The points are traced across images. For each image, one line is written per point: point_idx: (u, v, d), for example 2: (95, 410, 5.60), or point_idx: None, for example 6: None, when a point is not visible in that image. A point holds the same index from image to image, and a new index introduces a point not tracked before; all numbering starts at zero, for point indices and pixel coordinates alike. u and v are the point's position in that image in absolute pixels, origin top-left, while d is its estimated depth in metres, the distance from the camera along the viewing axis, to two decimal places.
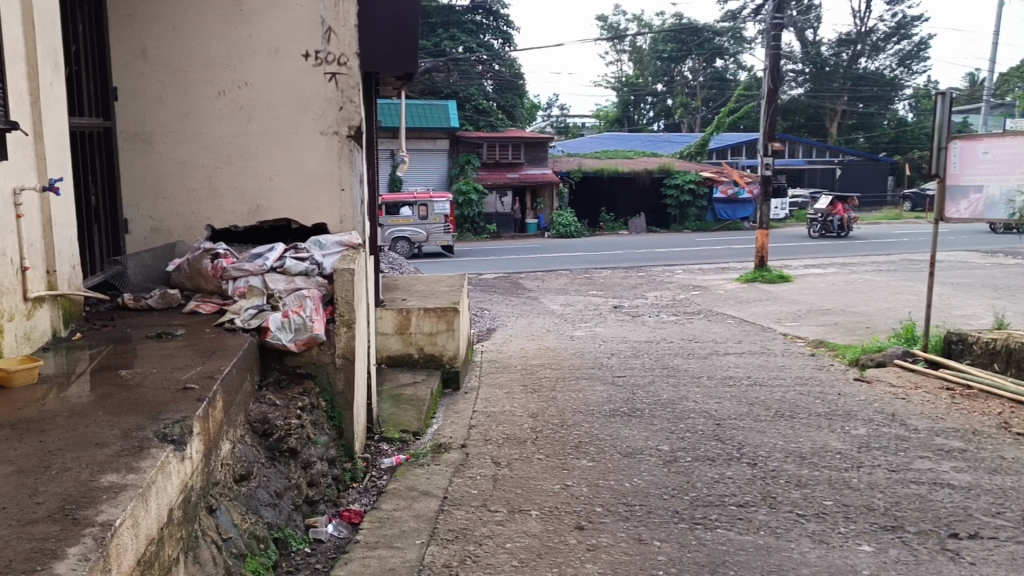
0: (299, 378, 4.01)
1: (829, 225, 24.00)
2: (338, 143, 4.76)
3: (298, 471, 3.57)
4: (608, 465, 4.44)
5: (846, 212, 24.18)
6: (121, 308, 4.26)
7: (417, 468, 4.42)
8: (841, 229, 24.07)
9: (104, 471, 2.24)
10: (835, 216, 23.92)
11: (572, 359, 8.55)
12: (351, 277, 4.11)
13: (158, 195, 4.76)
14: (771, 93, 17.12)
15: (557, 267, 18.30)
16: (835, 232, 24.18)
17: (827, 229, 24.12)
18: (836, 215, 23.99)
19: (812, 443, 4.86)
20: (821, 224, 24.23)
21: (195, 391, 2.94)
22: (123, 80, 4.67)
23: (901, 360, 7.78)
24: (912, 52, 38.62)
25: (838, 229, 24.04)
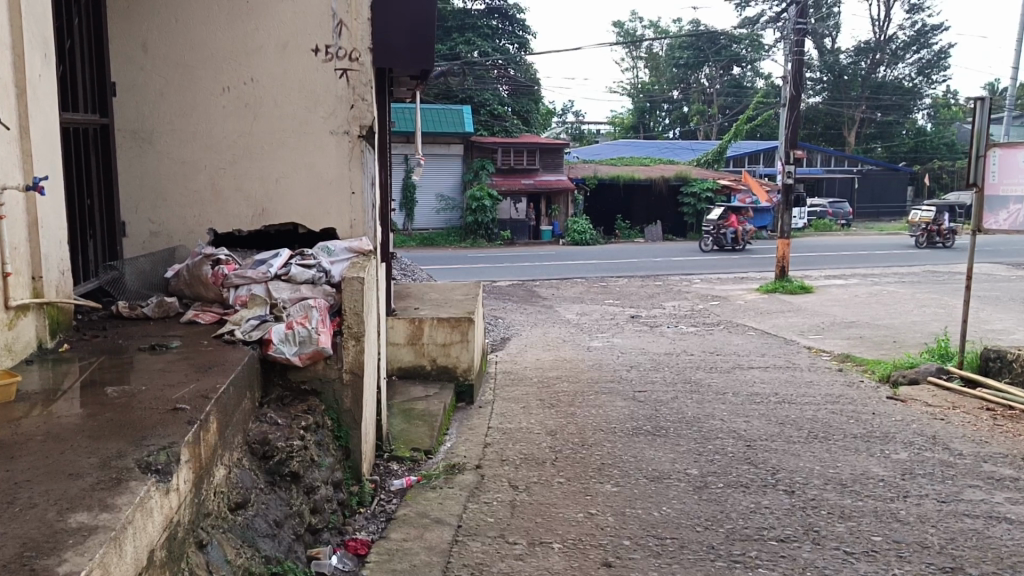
0: (303, 395, 3.73)
1: (723, 238, 22.29)
2: (350, 143, 4.49)
3: (300, 497, 3.29)
4: (634, 491, 4.12)
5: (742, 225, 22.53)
6: (115, 317, 4.00)
7: (430, 491, 4.13)
8: (735, 242, 22.42)
9: (73, 509, 1.96)
10: (728, 229, 22.26)
11: (589, 372, 8.24)
12: (360, 286, 3.82)
13: (158, 196, 4.49)
14: (793, 100, 16.73)
15: (573, 275, 17.98)
16: (728, 246, 22.52)
17: (721, 242, 22.42)
18: (731, 228, 22.34)
19: (851, 469, 4.53)
20: (714, 237, 22.48)
21: (187, 412, 2.65)
22: (122, 74, 4.41)
23: (935, 377, 7.43)
24: (932, 61, 37.96)
25: (732, 242, 22.36)
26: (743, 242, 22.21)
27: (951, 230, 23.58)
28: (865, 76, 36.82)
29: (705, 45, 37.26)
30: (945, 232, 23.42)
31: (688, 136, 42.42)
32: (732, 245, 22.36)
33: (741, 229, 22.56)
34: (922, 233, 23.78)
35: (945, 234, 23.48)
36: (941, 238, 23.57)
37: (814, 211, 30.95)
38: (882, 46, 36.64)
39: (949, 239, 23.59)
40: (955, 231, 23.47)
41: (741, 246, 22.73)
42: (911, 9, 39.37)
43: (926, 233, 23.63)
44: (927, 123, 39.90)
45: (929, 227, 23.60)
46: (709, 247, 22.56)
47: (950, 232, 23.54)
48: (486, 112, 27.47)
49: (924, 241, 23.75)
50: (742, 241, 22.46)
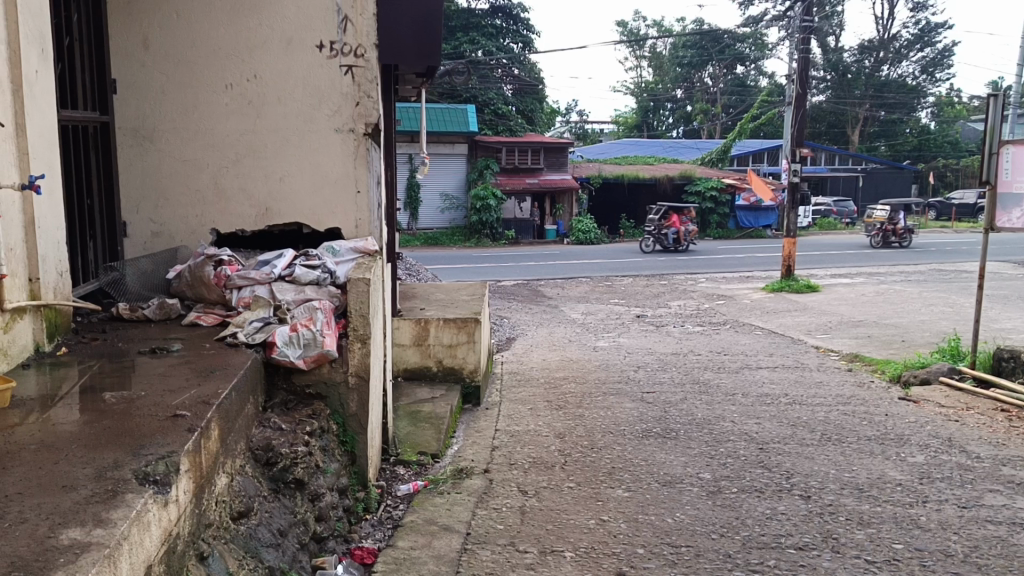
0: (308, 400, 3.65)
1: (663, 239, 21.45)
2: (355, 142, 4.39)
3: (305, 504, 3.20)
4: (645, 496, 4.03)
5: (683, 225, 21.67)
6: (115, 319, 3.91)
7: (437, 497, 4.03)
8: (677, 242, 21.63)
9: (66, 524, 1.88)
10: (669, 229, 21.44)
11: (596, 372, 8.14)
12: (366, 287, 3.73)
13: (158, 196, 4.40)
14: (799, 98, 16.60)
15: (578, 274, 17.86)
16: (670, 246, 21.72)
17: (662, 243, 21.58)
18: (672, 227, 21.49)
19: (868, 473, 4.43)
20: (654, 238, 21.67)
21: (187, 419, 2.57)
22: (123, 73, 4.33)
23: (947, 377, 7.32)
24: (936, 59, 37.73)
25: (673, 242, 21.55)
26: (684, 242, 21.40)
27: (905, 229, 23.42)
28: (868, 75, 36.47)
29: (708, 44, 37.08)
30: (899, 232, 23.26)
31: (691, 135, 42.30)
32: (674, 245, 21.56)
33: (682, 228, 21.74)
34: (877, 233, 23.63)
35: (900, 234, 23.33)
36: (896, 237, 23.43)
37: (818, 210, 30.80)
38: (885, 45, 36.39)
39: (904, 238, 23.46)
40: (910, 230, 23.33)
41: (683, 246, 21.93)
42: (915, 8, 39.11)
43: (882, 232, 23.52)
44: (931, 122, 39.71)
45: (884, 227, 23.43)
46: (649, 249, 21.77)
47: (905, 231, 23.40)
48: (489, 111, 27.35)
49: (879, 241, 23.62)
50: (683, 241, 21.57)
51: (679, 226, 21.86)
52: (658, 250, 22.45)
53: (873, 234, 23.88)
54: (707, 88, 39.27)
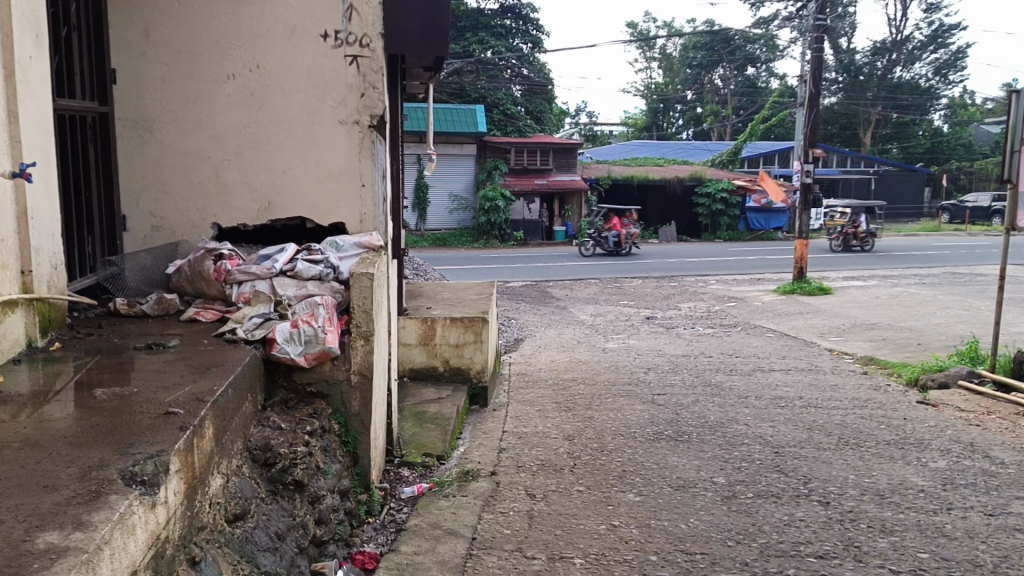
0: (309, 399, 3.52)
1: (604, 242, 20.98)
2: (359, 134, 4.28)
3: (304, 507, 3.07)
4: (658, 501, 3.89)
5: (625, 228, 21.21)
6: (112, 314, 3.80)
7: (443, 500, 3.90)
8: (619, 246, 21.18)
9: (43, 527, 1.76)
10: (609, 232, 20.96)
11: (606, 374, 7.99)
12: (370, 283, 3.61)
13: (159, 189, 4.29)
14: (813, 97, 16.39)
15: (587, 276, 17.69)
16: (611, 250, 21.26)
17: (602, 246, 21.10)
18: (613, 231, 21.04)
19: (889, 479, 4.27)
20: (595, 241, 21.20)
21: (180, 417, 2.45)
22: (122, 62, 4.21)
23: (966, 381, 7.14)
24: (949, 61, 37.37)
25: (614, 246, 21.10)
26: (625, 245, 20.95)
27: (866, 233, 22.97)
28: (881, 77, 36.22)
29: (719, 45, 36.84)
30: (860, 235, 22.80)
31: (701, 136, 42.12)
32: (615, 249, 21.08)
33: (623, 232, 21.30)
34: (837, 236, 23.19)
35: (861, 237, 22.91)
36: (857, 241, 22.93)
37: None
38: (898, 46, 36.12)
39: (865, 243, 23.04)
40: (871, 235, 22.84)
41: (624, 250, 21.48)
42: (928, 9, 38.75)
43: (843, 236, 23.00)
44: (944, 124, 39.31)
45: (845, 230, 22.98)
46: (588, 252, 21.20)
47: (866, 235, 22.96)
48: (498, 111, 27.26)
49: (840, 244, 23.10)
50: (624, 245, 21.14)
51: (621, 230, 21.40)
52: (598, 254, 21.89)
53: (834, 238, 23.43)
54: (717, 90, 39.07)
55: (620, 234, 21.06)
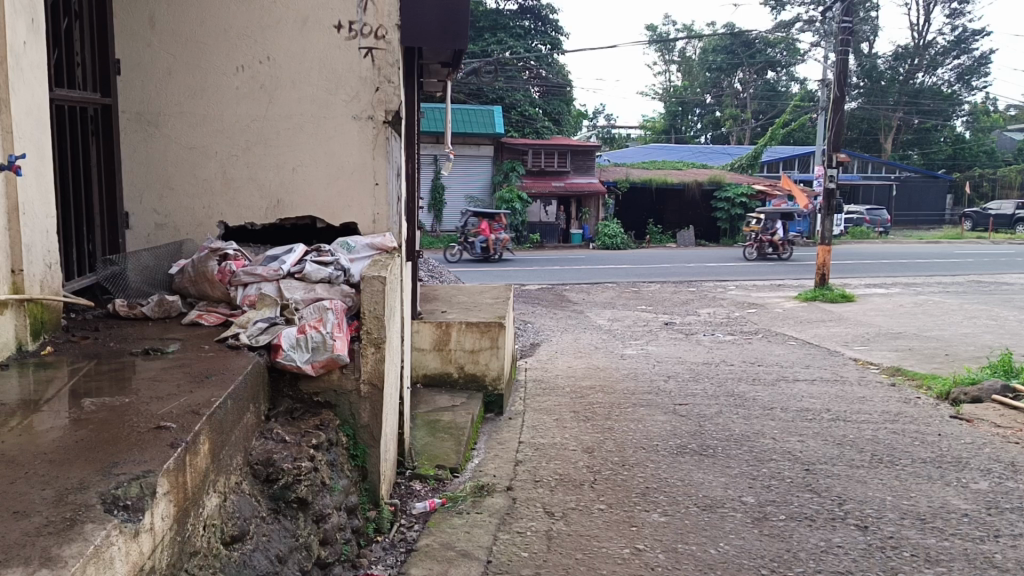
0: (316, 409, 3.33)
1: (470, 247, 19.61)
2: (373, 130, 4.10)
3: (308, 526, 2.86)
4: (684, 523, 3.66)
5: (493, 233, 19.89)
6: (111, 317, 3.62)
7: (457, 518, 3.69)
8: (486, 252, 19.85)
9: (6, 563, 1.55)
10: (476, 238, 19.63)
11: (625, 382, 7.74)
12: (382, 287, 3.40)
13: (164, 185, 4.11)
14: (838, 101, 16.05)
15: (604, 279, 17.44)
16: (478, 255, 19.90)
17: (468, 251, 19.75)
18: (479, 236, 19.64)
19: (929, 501, 4.02)
20: (461, 246, 19.82)
21: (172, 432, 2.24)
22: (126, 52, 4.03)
23: (1001, 396, 6.87)
24: (972, 67, 36.77)
25: (481, 252, 19.76)
26: (494, 252, 19.68)
27: (783, 241, 21.65)
28: (903, 82, 35.75)
29: (739, 48, 36.66)
30: (777, 243, 21.43)
31: (720, 140, 41.64)
32: (483, 255, 19.79)
33: (491, 237, 19.89)
34: (753, 245, 21.79)
35: (779, 245, 21.52)
36: (774, 249, 21.59)
37: (852, 219, 30.45)
38: (921, 51, 35.60)
39: (783, 250, 21.76)
40: (788, 241, 21.54)
41: (492, 255, 20.16)
42: (952, 13, 38.19)
43: (758, 243, 21.64)
44: (966, 131, 38.67)
45: (761, 237, 21.57)
46: (456, 257, 19.82)
47: (784, 242, 21.62)
48: (516, 112, 27.00)
49: (755, 252, 21.70)
50: (493, 250, 19.77)
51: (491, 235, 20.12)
52: (466, 260, 20.52)
53: (748, 245, 22.00)
54: (736, 93, 38.73)
55: (488, 240, 19.76)
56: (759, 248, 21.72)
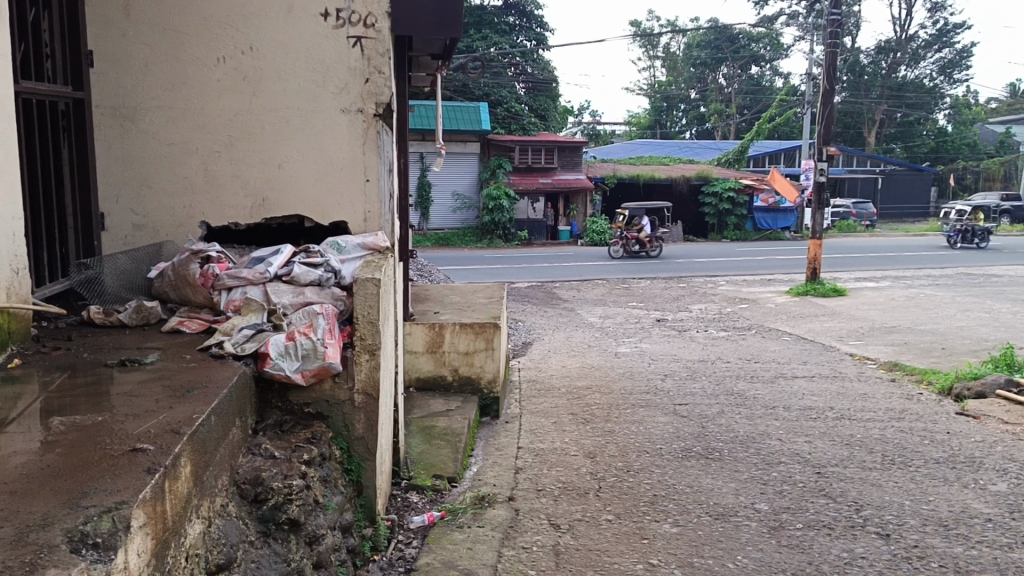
0: (307, 420, 3.12)
1: None
2: (364, 123, 3.88)
3: (300, 550, 2.64)
4: (698, 534, 3.48)
5: None
6: (86, 325, 3.40)
7: (459, 533, 3.49)
8: None
9: None
10: None
11: (622, 382, 7.55)
12: (376, 289, 3.20)
13: (143, 184, 3.88)
14: (827, 94, 15.92)
15: (593, 276, 17.24)
16: None
17: None
18: None
19: (949, 506, 3.84)
20: None
21: (149, 454, 2.03)
22: (100, 43, 3.79)
23: (1005, 391, 6.72)
24: (954, 60, 36.62)
25: None
26: None
27: (651, 238, 20.49)
28: (885, 76, 35.71)
29: (724, 43, 36.54)
30: (645, 240, 20.24)
31: (704, 135, 41.57)
32: None
33: None
34: (619, 242, 20.54)
35: (647, 243, 20.39)
36: (642, 246, 20.39)
37: (838, 213, 30.41)
38: (903, 45, 35.38)
39: (651, 248, 20.49)
40: (656, 239, 20.36)
41: None
42: (933, 7, 38.28)
43: (624, 240, 20.43)
44: (949, 123, 38.64)
45: (628, 233, 20.34)
46: None
47: (652, 240, 20.46)
48: (502, 109, 26.79)
49: (621, 249, 20.50)
50: None
51: None
52: None
53: (615, 243, 20.70)
54: (721, 89, 38.61)
55: None
56: (626, 245, 20.43)
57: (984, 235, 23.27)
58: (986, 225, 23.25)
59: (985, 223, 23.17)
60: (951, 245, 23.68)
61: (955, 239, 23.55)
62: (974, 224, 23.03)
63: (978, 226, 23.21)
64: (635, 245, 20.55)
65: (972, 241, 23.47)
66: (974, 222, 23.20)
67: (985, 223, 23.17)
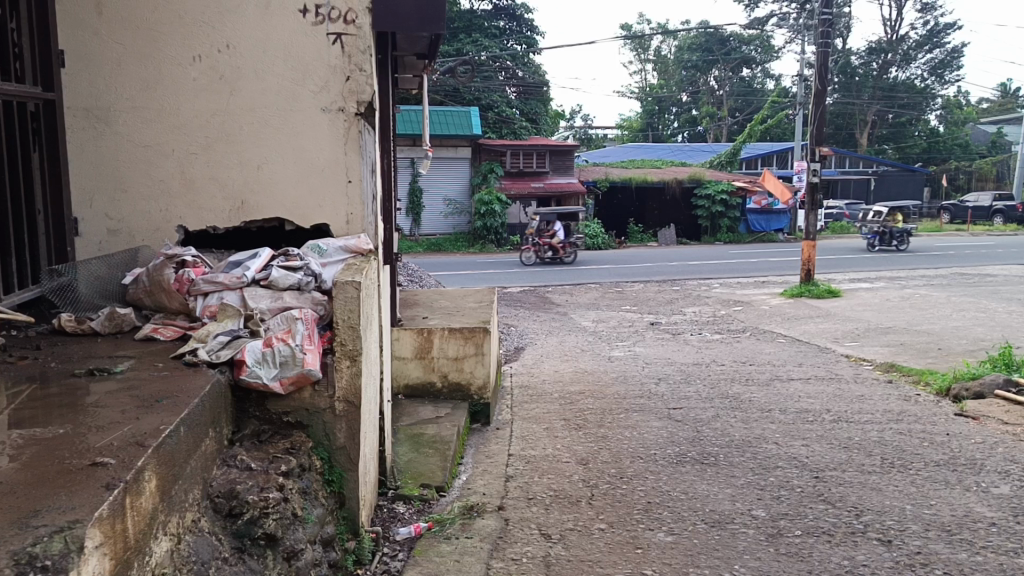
0: (286, 430, 2.99)
1: None
2: (345, 122, 3.77)
3: (278, 567, 2.51)
4: (693, 542, 3.37)
5: None
6: (57, 333, 3.28)
7: (447, 545, 3.38)
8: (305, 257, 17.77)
9: None
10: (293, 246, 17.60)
11: (614, 387, 7.43)
12: (357, 293, 3.08)
13: (117, 187, 3.75)
14: (819, 94, 15.84)
15: (586, 280, 17.12)
16: None
17: None
18: None
19: (952, 510, 3.74)
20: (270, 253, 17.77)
21: (109, 469, 1.91)
22: (72, 43, 3.68)
23: (1004, 391, 6.62)
24: (944, 60, 36.67)
25: None
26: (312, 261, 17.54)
27: (565, 243, 19.77)
28: (876, 77, 35.78)
29: (715, 45, 36.53)
30: (558, 246, 19.51)
31: (696, 138, 41.56)
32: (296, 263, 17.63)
33: None
34: (531, 248, 19.70)
35: (559, 249, 19.64)
36: (555, 252, 19.67)
37: (830, 214, 30.35)
38: (894, 46, 35.48)
39: (564, 254, 19.75)
40: (570, 245, 19.61)
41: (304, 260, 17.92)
42: (924, 8, 38.33)
43: (536, 246, 19.63)
44: (941, 124, 38.66)
45: (541, 239, 19.57)
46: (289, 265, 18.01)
47: (565, 246, 19.76)
48: (493, 113, 26.68)
49: (533, 255, 19.73)
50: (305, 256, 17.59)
51: None
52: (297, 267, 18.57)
53: (527, 249, 19.89)
54: (712, 91, 38.56)
55: None
56: (539, 252, 19.62)
57: (903, 237, 22.70)
58: (904, 227, 22.71)
59: (903, 225, 22.70)
60: (869, 249, 22.91)
61: (873, 243, 22.81)
62: (893, 225, 22.50)
63: (896, 227, 22.65)
64: (547, 251, 19.77)
65: (892, 244, 22.89)
66: (893, 224, 22.63)
67: (903, 225, 22.65)
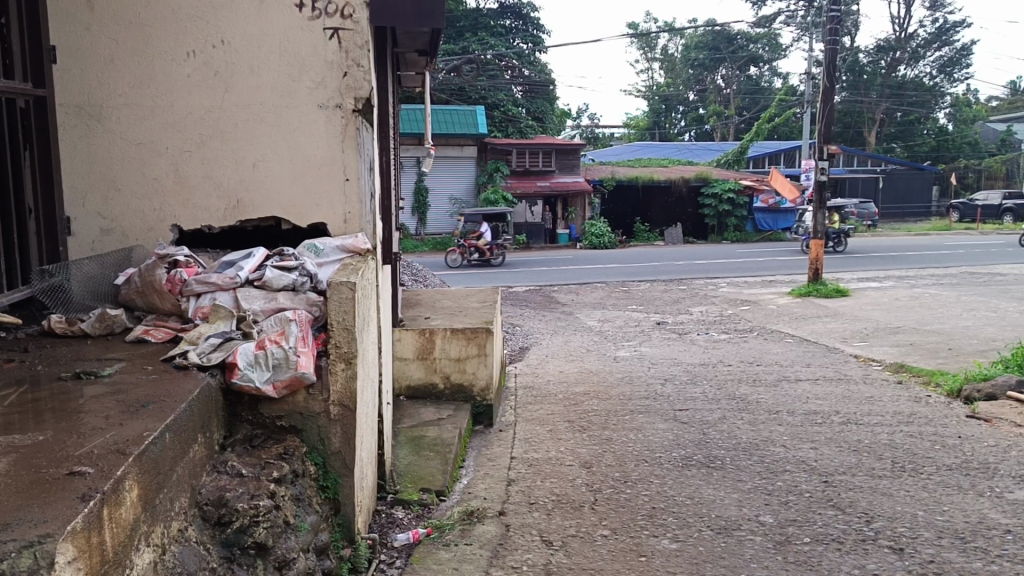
0: (279, 434, 2.91)
1: None
2: (342, 119, 3.69)
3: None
4: (697, 549, 3.29)
5: None
6: (47, 334, 3.21)
7: (446, 553, 3.29)
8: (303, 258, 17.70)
9: None
10: None
11: (619, 387, 7.33)
12: (351, 293, 3.00)
13: (110, 185, 3.67)
14: (827, 92, 15.71)
15: (592, 279, 17.03)
16: None
17: None
18: None
19: (965, 517, 3.63)
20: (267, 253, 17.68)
21: (87, 479, 1.82)
22: (63, 38, 3.60)
23: (1016, 392, 6.49)
24: (953, 58, 36.47)
25: None
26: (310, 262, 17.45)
27: (493, 245, 19.08)
28: (884, 75, 35.63)
29: (722, 44, 36.43)
30: (484, 248, 18.84)
31: (703, 137, 41.40)
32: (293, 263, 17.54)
33: None
34: (457, 250, 19.12)
35: (486, 251, 18.97)
36: (481, 254, 19.01)
37: None
38: (902, 44, 35.41)
39: (490, 256, 19.06)
40: (497, 247, 18.92)
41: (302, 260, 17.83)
42: (933, 6, 38.16)
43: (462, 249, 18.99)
44: (950, 122, 38.46)
45: (466, 241, 18.93)
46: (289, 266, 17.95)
47: (492, 248, 19.05)
48: (499, 112, 26.60)
49: (458, 258, 19.08)
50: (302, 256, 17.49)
51: None
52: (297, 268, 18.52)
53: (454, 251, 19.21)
54: (720, 89, 38.39)
55: None
56: (465, 253, 19.01)
57: (839, 239, 22.24)
58: (842, 229, 22.15)
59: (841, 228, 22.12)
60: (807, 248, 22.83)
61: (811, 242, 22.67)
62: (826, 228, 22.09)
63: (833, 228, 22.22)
64: (474, 253, 19.11)
65: (828, 244, 22.55)
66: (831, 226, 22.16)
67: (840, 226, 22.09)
